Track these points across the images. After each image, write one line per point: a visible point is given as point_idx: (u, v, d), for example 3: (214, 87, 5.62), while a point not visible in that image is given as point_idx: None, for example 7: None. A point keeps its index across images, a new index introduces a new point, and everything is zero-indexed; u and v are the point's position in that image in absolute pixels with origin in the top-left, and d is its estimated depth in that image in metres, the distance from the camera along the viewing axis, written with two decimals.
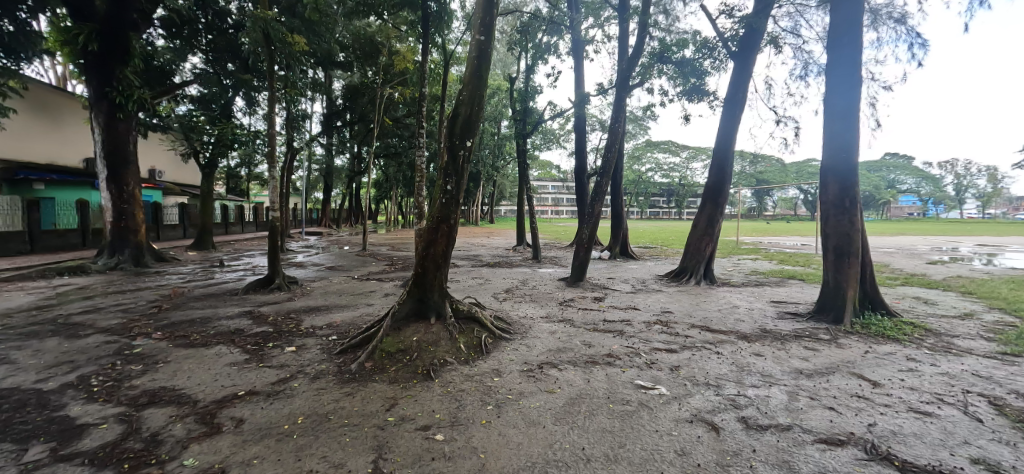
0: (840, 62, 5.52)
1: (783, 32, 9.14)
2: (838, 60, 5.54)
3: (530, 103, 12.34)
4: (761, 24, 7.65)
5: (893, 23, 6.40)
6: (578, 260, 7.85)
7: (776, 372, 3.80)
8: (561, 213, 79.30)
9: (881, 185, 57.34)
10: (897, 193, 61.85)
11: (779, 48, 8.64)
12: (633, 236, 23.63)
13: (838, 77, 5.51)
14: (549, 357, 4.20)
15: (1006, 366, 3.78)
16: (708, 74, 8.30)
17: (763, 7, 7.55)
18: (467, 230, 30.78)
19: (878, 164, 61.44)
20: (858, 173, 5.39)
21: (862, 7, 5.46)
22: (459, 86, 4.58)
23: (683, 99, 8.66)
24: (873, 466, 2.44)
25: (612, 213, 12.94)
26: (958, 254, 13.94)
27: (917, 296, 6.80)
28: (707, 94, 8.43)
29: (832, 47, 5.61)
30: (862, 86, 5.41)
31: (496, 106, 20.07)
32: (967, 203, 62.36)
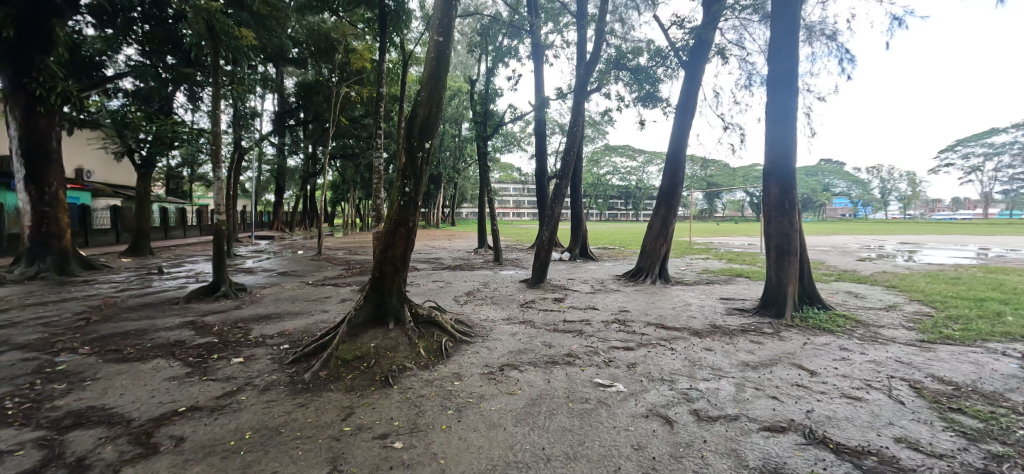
0: (781, 75, 5.90)
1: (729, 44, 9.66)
2: (778, 71, 5.92)
3: (492, 106, 12.31)
4: (710, 35, 8.06)
5: (825, 39, 6.94)
6: (538, 262, 7.90)
7: (725, 365, 3.99)
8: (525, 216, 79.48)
9: (817, 189, 61.93)
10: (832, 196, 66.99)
11: (725, 59, 9.14)
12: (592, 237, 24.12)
13: (778, 87, 5.88)
14: (510, 359, 4.18)
15: (924, 352, 4.16)
16: (661, 81, 8.61)
17: (711, 20, 7.96)
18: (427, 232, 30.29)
19: (815, 170, 66.39)
20: (796, 177, 5.78)
21: (798, 24, 5.88)
22: (417, 87, 4.51)
23: (639, 106, 8.92)
24: (812, 451, 2.64)
25: (571, 215, 13.13)
26: (882, 252, 15.16)
27: (849, 291, 7.37)
28: (661, 101, 8.74)
29: (773, 60, 5.98)
30: (799, 95, 5.82)
31: (456, 108, 20.01)
32: (891, 205, 68.60)
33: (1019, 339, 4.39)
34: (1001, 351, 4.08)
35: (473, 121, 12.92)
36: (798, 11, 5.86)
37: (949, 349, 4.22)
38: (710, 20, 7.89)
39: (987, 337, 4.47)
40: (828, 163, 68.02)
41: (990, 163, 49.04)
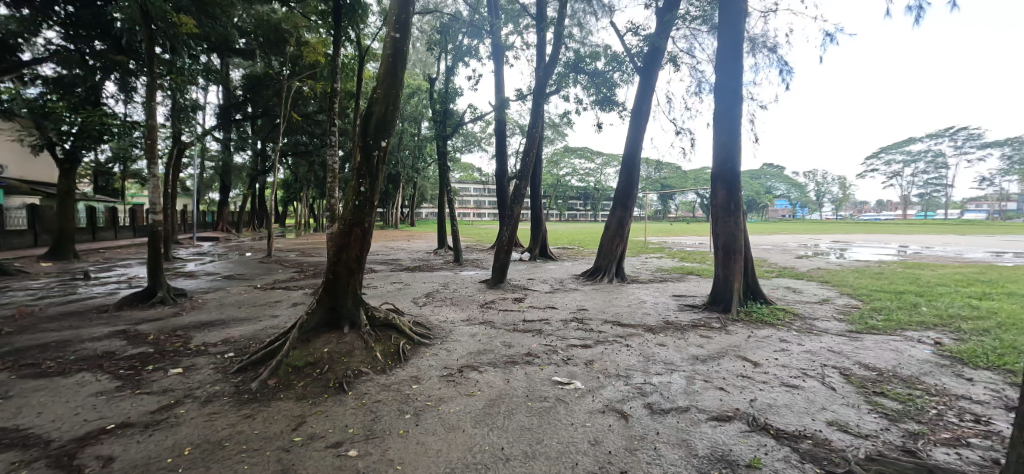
0: (726, 83, 6.23)
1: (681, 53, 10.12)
2: (725, 80, 6.25)
3: (452, 105, 12.18)
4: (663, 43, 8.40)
5: (766, 51, 7.42)
6: (498, 262, 7.91)
7: (677, 359, 4.15)
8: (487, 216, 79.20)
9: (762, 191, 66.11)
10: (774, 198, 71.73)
11: (677, 67, 9.56)
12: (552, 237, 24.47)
13: (724, 94, 6.21)
14: (469, 360, 4.15)
15: (852, 342, 4.53)
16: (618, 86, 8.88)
17: (664, 29, 8.30)
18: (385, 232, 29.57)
19: (760, 173, 70.82)
20: (741, 180, 6.13)
21: (743, 35, 6.24)
22: (373, 84, 4.39)
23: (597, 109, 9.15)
24: (754, 437, 2.81)
25: (531, 215, 13.22)
26: (816, 250, 16.44)
27: (788, 286, 7.91)
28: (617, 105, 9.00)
29: (720, 69, 6.30)
30: (743, 103, 6.18)
31: (415, 106, 19.69)
32: (825, 207, 74.45)
33: (931, 327, 4.88)
34: (917, 338, 4.52)
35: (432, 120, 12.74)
36: (742, 24, 6.22)
37: (873, 338, 4.62)
38: (662, 29, 8.23)
39: (905, 326, 4.94)
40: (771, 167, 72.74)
41: (908, 169, 54.33)
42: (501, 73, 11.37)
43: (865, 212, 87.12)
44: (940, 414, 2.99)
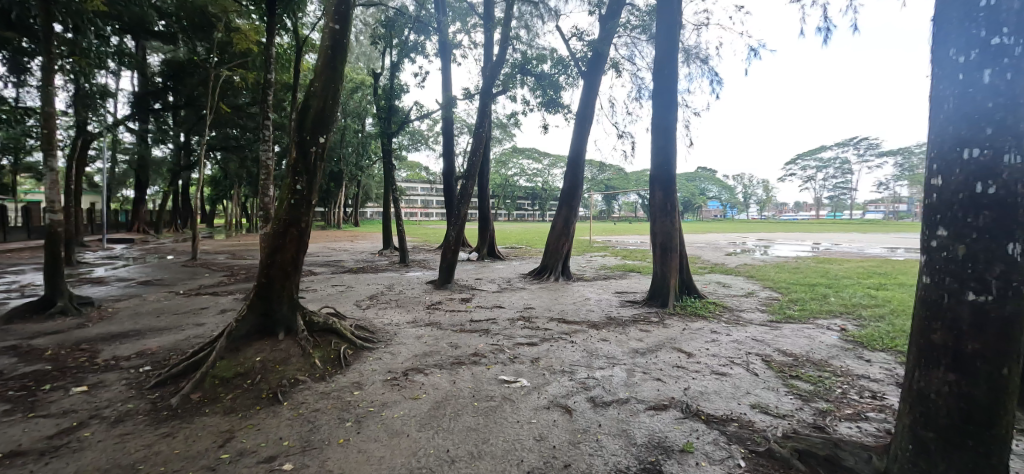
0: (662, 89, 6.58)
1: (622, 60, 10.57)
2: (661, 86, 6.60)
3: (398, 102, 11.88)
4: (606, 50, 8.74)
5: (699, 62, 7.94)
6: (445, 262, 7.82)
7: (618, 353, 4.33)
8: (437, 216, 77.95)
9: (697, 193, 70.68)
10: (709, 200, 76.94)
11: (619, 73, 9.98)
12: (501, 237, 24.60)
13: (660, 100, 6.56)
14: (415, 362, 4.06)
15: (773, 331, 4.96)
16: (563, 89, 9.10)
17: (607, 36, 8.63)
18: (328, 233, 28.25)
19: (695, 176, 75.79)
20: (676, 182, 6.51)
21: (677, 45, 6.63)
22: (310, 77, 4.19)
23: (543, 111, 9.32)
24: (687, 423, 3.00)
25: (479, 215, 13.20)
26: (742, 247, 17.90)
27: (719, 281, 8.53)
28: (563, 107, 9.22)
29: (657, 76, 6.64)
30: (678, 109, 6.56)
31: (358, 102, 19.00)
32: (753, 208, 81.13)
33: (837, 315, 5.48)
34: (826, 326, 5.04)
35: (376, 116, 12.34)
36: (677, 34, 6.60)
37: (790, 326, 5.10)
38: (605, 35, 8.56)
39: (816, 315, 5.50)
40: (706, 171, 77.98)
41: (821, 174, 60.52)
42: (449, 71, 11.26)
43: (786, 212, 95.94)
44: (843, 392, 3.36)
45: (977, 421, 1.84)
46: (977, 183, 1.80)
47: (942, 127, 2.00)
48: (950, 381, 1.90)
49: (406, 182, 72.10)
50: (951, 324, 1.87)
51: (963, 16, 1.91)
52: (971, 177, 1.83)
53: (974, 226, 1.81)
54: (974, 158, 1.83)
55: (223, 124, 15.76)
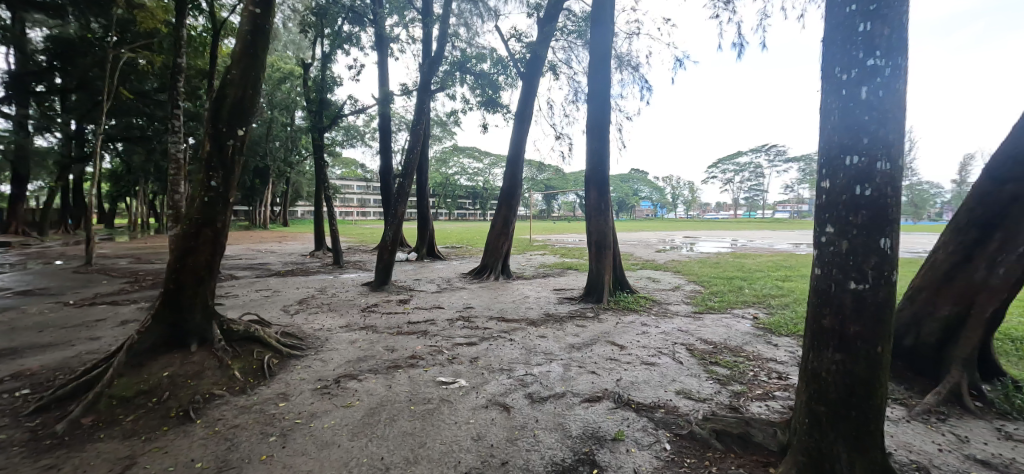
0: (596, 93, 6.85)
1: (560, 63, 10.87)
2: (595, 90, 6.86)
3: (331, 95, 11.28)
4: (544, 52, 8.93)
5: (630, 69, 8.37)
6: (382, 263, 7.57)
7: (555, 349, 4.45)
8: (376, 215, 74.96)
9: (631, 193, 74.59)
10: (643, 200, 81.48)
11: (556, 75, 10.25)
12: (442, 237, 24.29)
13: (595, 103, 6.82)
14: (348, 368, 3.88)
15: (695, 321, 5.37)
16: (502, 89, 9.16)
17: (545, 39, 8.82)
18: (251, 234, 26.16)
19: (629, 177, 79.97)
20: (609, 183, 6.82)
21: (609, 52, 6.93)
22: (227, 64, 3.85)
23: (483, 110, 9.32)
24: (619, 413, 3.14)
25: (418, 214, 12.92)
26: (670, 244, 19.24)
27: (649, 276, 9.09)
28: (502, 107, 9.29)
29: (591, 80, 6.90)
30: (610, 112, 6.86)
31: (286, 94, 17.82)
32: (682, 208, 87.20)
33: (750, 305, 6.05)
34: (741, 315, 5.54)
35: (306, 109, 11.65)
36: (609, 41, 6.91)
37: (710, 317, 5.54)
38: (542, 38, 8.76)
39: (732, 305, 6.03)
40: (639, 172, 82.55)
41: (739, 177, 66.44)
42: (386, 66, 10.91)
43: (711, 212, 104.27)
44: (754, 374, 3.71)
45: (858, 393, 2.13)
46: (857, 186, 2.07)
47: (826, 136, 2.27)
48: (836, 359, 2.17)
49: (342, 181, 68.59)
50: (837, 311, 2.13)
51: (843, 41, 2.18)
52: (850, 181, 2.10)
53: (854, 223, 2.08)
54: (852, 165, 2.10)
55: (124, 112, 14.01)
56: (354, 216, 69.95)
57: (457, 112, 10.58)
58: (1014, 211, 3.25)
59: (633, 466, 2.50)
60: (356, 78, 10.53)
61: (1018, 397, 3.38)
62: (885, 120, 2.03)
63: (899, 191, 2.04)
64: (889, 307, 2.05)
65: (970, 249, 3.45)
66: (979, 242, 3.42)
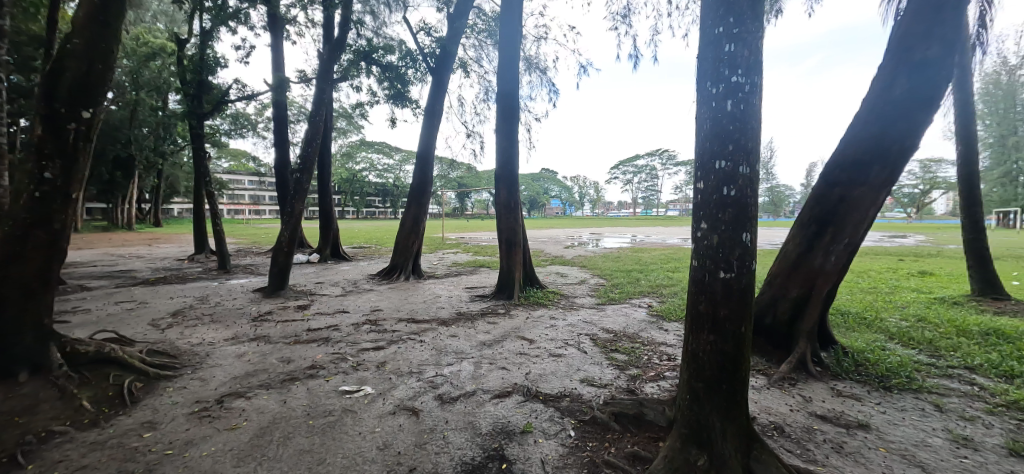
0: (506, 93, 6.95)
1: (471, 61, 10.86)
2: (504, 90, 6.96)
3: (213, 78, 9.95)
4: (454, 49, 8.83)
5: (538, 71, 8.67)
6: (276, 267, 6.93)
7: (466, 348, 4.44)
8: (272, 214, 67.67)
9: (542, 193, 77.61)
10: (556, 198, 85.21)
11: (467, 73, 10.23)
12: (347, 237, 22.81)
13: (504, 103, 6.93)
14: (235, 386, 3.45)
15: (598, 312, 5.76)
16: (411, 83, 8.89)
17: (455, 35, 8.74)
18: (104, 236, 21.95)
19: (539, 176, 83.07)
20: (518, 182, 7.00)
21: (518, 53, 7.08)
22: (66, 31, 3.18)
23: (391, 103, 8.95)
24: (528, 405, 3.24)
25: (320, 212, 12.15)
26: (577, 241, 20.35)
27: (558, 271, 9.57)
28: (410, 102, 9.03)
29: (500, 79, 6.99)
30: (519, 113, 7.01)
31: (155, 73, 15.34)
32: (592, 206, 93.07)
33: (646, 294, 6.66)
34: (638, 304, 6.07)
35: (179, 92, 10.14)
36: (518, 43, 7.06)
37: (612, 307, 5.98)
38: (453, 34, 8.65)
39: (631, 296, 6.58)
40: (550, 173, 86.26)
41: (640, 178, 72.74)
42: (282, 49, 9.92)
43: (616, 209, 112.83)
44: (649, 358, 4.08)
45: (727, 369, 2.43)
46: (725, 186, 2.34)
47: (700, 142, 2.53)
48: (711, 340, 2.44)
49: (228, 176, 60.65)
50: (711, 297, 2.40)
51: (713, 58, 2.44)
52: (719, 183, 2.38)
53: (723, 219, 2.36)
54: (720, 169, 2.38)
55: None
56: (244, 215, 62.39)
57: (364, 105, 10.03)
58: (840, 210, 3.86)
59: (539, 457, 2.59)
60: (244, 60, 9.42)
61: (844, 361, 4.18)
62: (746, 131, 2.34)
63: (757, 193, 2.37)
64: (750, 292, 2.35)
65: (811, 241, 4.06)
66: (818, 235, 4.01)
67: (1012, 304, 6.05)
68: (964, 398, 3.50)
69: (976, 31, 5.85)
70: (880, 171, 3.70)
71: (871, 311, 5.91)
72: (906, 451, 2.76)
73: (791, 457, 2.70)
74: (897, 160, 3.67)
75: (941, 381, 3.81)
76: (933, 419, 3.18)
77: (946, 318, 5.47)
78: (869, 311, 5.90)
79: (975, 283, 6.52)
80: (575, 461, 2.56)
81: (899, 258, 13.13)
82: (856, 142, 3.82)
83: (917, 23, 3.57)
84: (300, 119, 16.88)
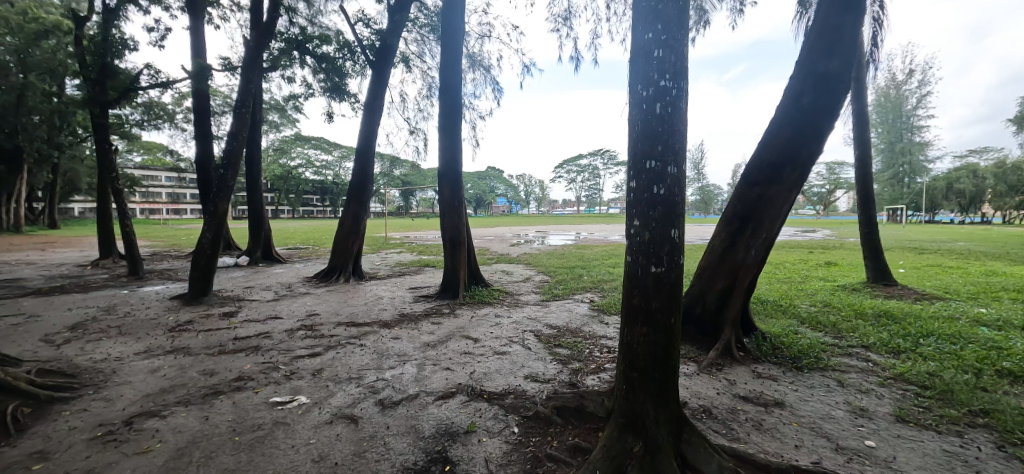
0: (448, 90, 6.85)
1: (413, 55, 10.59)
2: (448, 87, 6.86)
3: (120, 62, 8.92)
4: (395, 42, 8.57)
5: (482, 69, 8.65)
6: (197, 272, 6.36)
7: (409, 350, 4.35)
8: (195, 214, 61.81)
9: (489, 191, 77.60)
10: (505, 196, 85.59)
11: (409, 68, 9.97)
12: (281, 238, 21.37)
13: (447, 100, 6.84)
14: (148, 404, 3.12)
15: (541, 308, 5.88)
16: (349, 76, 8.51)
17: (396, 28, 8.48)
18: None
19: (486, 174, 83.14)
20: (462, 180, 6.96)
21: (461, 50, 7.01)
22: None
23: (328, 96, 8.51)
24: (472, 405, 3.23)
25: (249, 210, 11.43)
26: (523, 239, 20.58)
27: (503, 269, 9.65)
28: (349, 96, 8.64)
29: (444, 76, 6.88)
30: (463, 110, 6.96)
31: (42, 53, 13.40)
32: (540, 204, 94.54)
33: (588, 290, 6.89)
34: (581, 300, 6.27)
35: (75, 76, 8.96)
36: (461, 40, 6.99)
37: (555, 303, 6.13)
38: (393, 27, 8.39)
39: (574, 292, 6.77)
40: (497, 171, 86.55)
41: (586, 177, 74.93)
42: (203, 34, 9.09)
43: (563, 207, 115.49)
44: (590, 351, 4.22)
45: (660, 358, 2.55)
46: (654, 186, 2.46)
47: (630, 144, 2.64)
48: (644, 332, 2.55)
49: (141, 172, 54.42)
50: (644, 290, 2.51)
51: (643, 63, 2.54)
52: (649, 183, 2.49)
53: (654, 217, 2.47)
54: (650, 169, 2.49)
55: None
56: (162, 214, 56.40)
57: (298, 97, 9.47)
58: (758, 208, 4.21)
59: (483, 456, 2.58)
60: (156, 43, 8.52)
61: (764, 346, 4.58)
62: (672, 134, 2.47)
63: (683, 191, 2.51)
64: (679, 286, 2.49)
65: (734, 236, 4.39)
66: (740, 230, 4.34)
67: (897, 289, 6.96)
68: (861, 373, 3.96)
69: (868, 50, 6.63)
70: (791, 172, 4.08)
71: (786, 298, 6.53)
72: (814, 423, 3.07)
73: (718, 436, 2.91)
74: (805, 163, 4.07)
75: (843, 360, 4.29)
76: (837, 394, 3.56)
77: (846, 302, 6.19)
78: (784, 299, 6.52)
79: (869, 271, 7.42)
80: (519, 458, 2.58)
81: (809, 250, 14.65)
82: (770, 145, 4.17)
83: (822, 39, 3.96)
84: (224, 111, 15.54)
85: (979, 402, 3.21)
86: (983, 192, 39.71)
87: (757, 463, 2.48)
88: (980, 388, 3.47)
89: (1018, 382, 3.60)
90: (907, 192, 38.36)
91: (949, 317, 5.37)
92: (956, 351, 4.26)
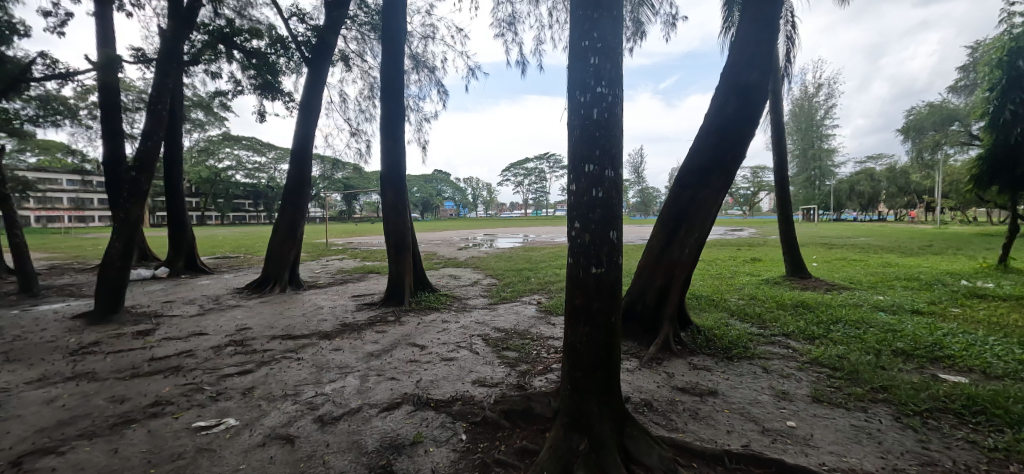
0: (391, 91, 6.67)
1: (353, 54, 10.20)
2: (390, 87, 6.67)
3: (8, 49, 7.80)
4: (332, 39, 8.20)
5: (426, 71, 8.52)
6: (107, 287, 5.72)
7: (351, 361, 4.18)
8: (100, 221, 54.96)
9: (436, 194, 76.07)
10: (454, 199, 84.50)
11: (349, 67, 9.59)
12: (206, 246, 19.66)
13: (389, 102, 6.66)
14: (42, 441, 2.73)
15: (489, 312, 5.89)
16: (283, 73, 8.03)
17: (334, 24, 8.13)
18: None
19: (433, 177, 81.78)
20: (406, 184, 6.81)
21: (404, 50, 6.85)
22: None
23: (258, 93, 7.98)
24: (418, 414, 3.16)
25: (168, 215, 10.46)
26: (471, 242, 20.46)
27: (451, 273, 9.57)
28: (282, 93, 8.15)
29: (385, 75, 6.67)
30: (406, 112, 6.79)
31: None
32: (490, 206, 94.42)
33: (535, 292, 7.00)
34: (528, 302, 6.36)
35: None
36: (404, 40, 6.85)
37: (503, 307, 6.16)
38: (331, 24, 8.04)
39: (521, 294, 6.85)
40: (444, 174, 85.34)
41: (535, 179, 75.86)
42: (112, 22, 8.20)
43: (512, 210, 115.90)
44: (537, 353, 4.28)
45: (601, 356, 2.64)
46: (591, 190, 2.53)
47: (570, 150, 2.68)
48: (587, 332, 2.62)
49: (35, 174, 47.72)
50: (584, 292, 2.58)
51: (580, 69, 2.61)
52: (587, 186, 2.56)
53: (593, 219, 2.54)
54: (589, 172, 2.56)
55: None
56: (62, 222, 49.89)
57: (224, 94, 8.80)
58: (690, 209, 4.49)
59: (430, 466, 2.53)
60: (53, 29, 7.57)
61: (698, 338, 4.89)
62: (609, 141, 2.55)
63: (621, 195, 2.60)
64: (618, 285, 2.58)
65: (670, 236, 4.65)
66: (675, 231, 4.61)
67: (812, 281, 7.70)
68: (783, 359, 4.33)
69: (783, 65, 7.32)
70: (719, 175, 4.39)
71: (717, 293, 7.02)
72: (743, 409, 3.31)
73: (659, 428, 3.05)
74: (730, 167, 4.39)
75: (767, 348, 4.67)
76: (763, 379, 3.87)
77: (769, 295, 6.76)
78: (716, 293, 7.01)
79: (788, 265, 8.14)
80: (466, 466, 2.56)
81: (738, 247, 15.87)
82: (700, 151, 4.45)
83: (743, 54, 4.30)
84: (137, 107, 14.05)
85: (879, 379, 3.63)
86: (881, 192, 45.16)
87: (694, 451, 2.62)
88: (880, 368, 3.91)
89: (909, 360, 4.11)
90: (820, 193, 42.64)
91: (854, 304, 6.04)
92: (861, 334, 4.79)
